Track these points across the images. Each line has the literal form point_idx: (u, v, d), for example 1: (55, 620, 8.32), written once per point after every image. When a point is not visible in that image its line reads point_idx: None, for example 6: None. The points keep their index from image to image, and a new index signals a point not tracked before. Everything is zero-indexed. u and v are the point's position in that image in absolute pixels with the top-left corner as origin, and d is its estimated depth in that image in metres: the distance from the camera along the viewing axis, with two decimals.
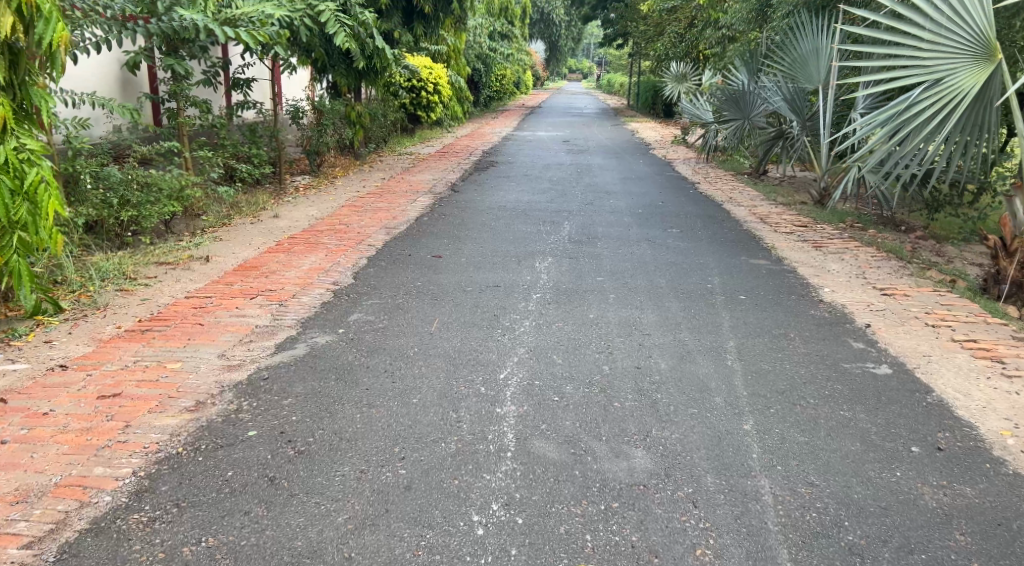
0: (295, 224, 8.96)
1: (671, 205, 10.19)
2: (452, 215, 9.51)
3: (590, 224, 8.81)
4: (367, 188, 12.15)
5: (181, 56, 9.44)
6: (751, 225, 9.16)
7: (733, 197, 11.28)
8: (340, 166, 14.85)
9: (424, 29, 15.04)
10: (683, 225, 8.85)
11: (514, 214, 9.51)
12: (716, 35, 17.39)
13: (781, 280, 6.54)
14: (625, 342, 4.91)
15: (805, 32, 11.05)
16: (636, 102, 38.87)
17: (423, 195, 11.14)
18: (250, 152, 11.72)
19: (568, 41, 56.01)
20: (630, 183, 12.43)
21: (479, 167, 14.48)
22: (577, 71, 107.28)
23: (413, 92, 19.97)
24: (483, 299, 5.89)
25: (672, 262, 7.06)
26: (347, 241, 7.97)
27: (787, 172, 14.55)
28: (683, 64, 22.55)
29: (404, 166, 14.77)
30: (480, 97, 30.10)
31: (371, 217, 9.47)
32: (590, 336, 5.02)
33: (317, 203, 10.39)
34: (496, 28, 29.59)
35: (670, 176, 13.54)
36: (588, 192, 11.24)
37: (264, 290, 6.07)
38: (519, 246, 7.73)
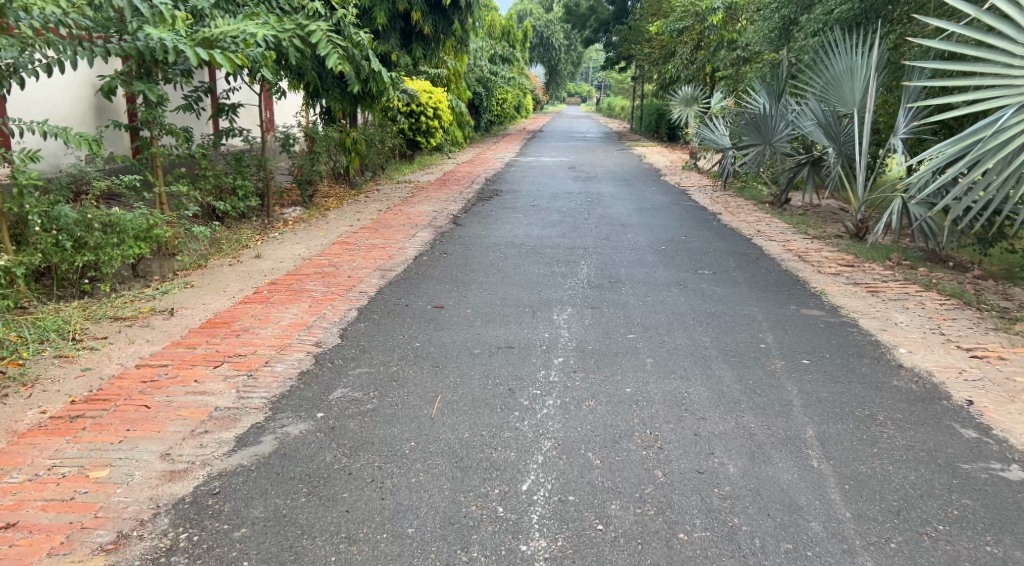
0: (279, 265, 7.96)
1: (697, 241, 9.22)
2: (455, 253, 8.53)
3: (610, 264, 7.85)
4: (361, 220, 11.16)
5: (154, 79, 8.48)
6: (790, 264, 8.17)
7: (762, 230, 10.31)
8: (333, 196, 13.89)
9: (423, 51, 14.13)
10: (715, 266, 7.88)
11: (524, 252, 8.54)
12: (731, 56, 16.49)
13: (845, 336, 5.57)
14: (677, 431, 3.90)
15: (840, 50, 10.11)
16: (639, 126, 37.98)
17: (423, 229, 10.16)
18: (234, 183, 10.77)
19: (568, 65, 55.31)
20: (647, 214, 11.46)
21: (483, 197, 13.53)
22: (577, 95, 106.79)
23: (412, 117, 19.09)
24: (495, 365, 4.90)
25: (712, 314, 6.09)
26: (336, 287, 6.98)
27: (812, 200, 13.58)
28: (693, 87, 21.69)
29: (402, 196, 13.80)
30: (481, 121, 29.21)
31: (365, 255, 8.47)
32: (633, 421, 4.00)
33: (307, 240, 9.41)
34: (496, 52, 28.78)
35: (688, 206, 12.58)
36: (602, 225, 10.27)
37: (232, 355, 5.07)
38: (533, 292, 6.75)
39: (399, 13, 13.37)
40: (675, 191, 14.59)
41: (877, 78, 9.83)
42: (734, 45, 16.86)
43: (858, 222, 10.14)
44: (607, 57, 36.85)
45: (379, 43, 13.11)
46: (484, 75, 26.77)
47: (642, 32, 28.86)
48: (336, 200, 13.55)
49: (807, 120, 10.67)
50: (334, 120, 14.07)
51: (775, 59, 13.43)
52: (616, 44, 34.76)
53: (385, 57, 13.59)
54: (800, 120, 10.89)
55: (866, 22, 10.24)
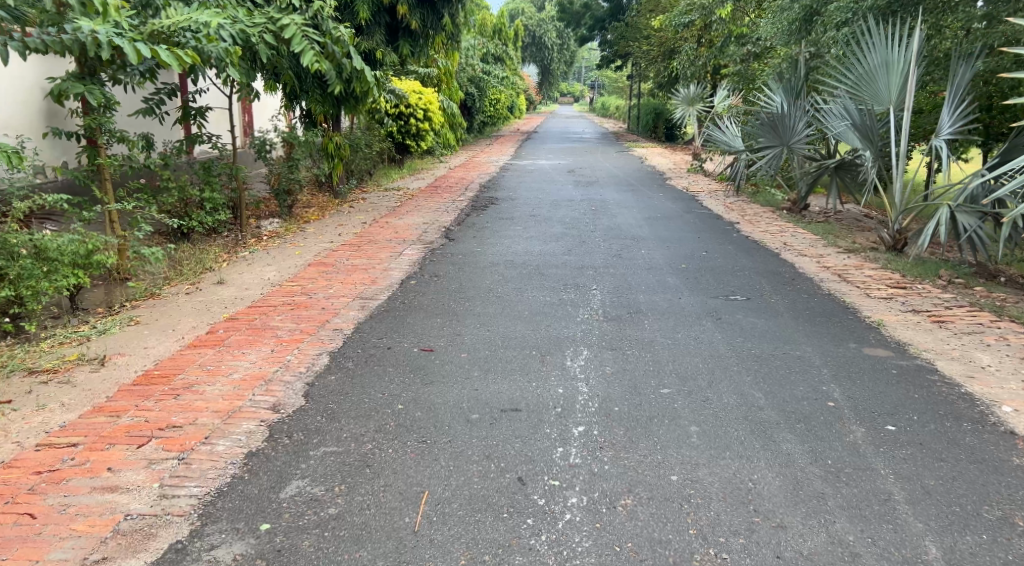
0: (243, 293, 6.89)
1: (720, 258, 8.18)
2: (447, 275, 7.47)
3: (626, 288, 6.82)
4: (344, 234, 10.10)
5: (101, 80, 7.39)
6: (832, 285, 7.15)
7: (788, 243, 9.28)
8: (315, 206, 12.82)
9: (412, 48, 13.04)
10: (748, 289, 6.85)
11: (527, 274, 7.51)
12: (740, 51, 15.47)
13: (928, 387, 4.55)
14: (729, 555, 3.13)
15: (875, 41, 9.10)
16: (636, 127, 36.94)
17: (412, 245, 9.10)
18: (201, 195, 9.72)
19: (561, 64, 54.19)
20: (658, 225, 10.43)
21: (478, 205, 12.48)
22: (570, 95, 105.72)
23: (401, 120, 18.03)
24: (499, 437, 3.86)
25: (759, 356, 5.07)
26: (306, 322, 5.90)
27: (832, 207, 12.58)
28: (697, 86, 20.74)
29: (390, 205, 12.71)
30: (474, 122, 28.11)
31: (341, 279, 7.40)
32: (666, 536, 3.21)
33: (280, 259, 8.35)
34: (488, 50, 27.71)
35: (701, 214, 11.56)
36: (611, 239, 9.24)
37: (164, 427, 3.96)
38: (540, 329, 5.68)
39: (384, 6, 12.29)
40: (684, 197, 13.56)
41: (917, 72, 8.84)
42: (743, 40, 15.83)
43: (894, 232, 9.16)
44: (602, 56, 35.81)
45: (362, 40, 12.05)
46: (476, 74, 25.72)
47: (639, 28, 27.82)
48: (318, 211, 12.49)
49: (835, 120, 9.68)
50: (315, 123, 13.00)
51: (793, 53, 12.42)
52: (612, 42, 33.70)
53: (368, 55, 12.51)
54: (828, 120, 9.90)
55: (902, 10, 9.24)
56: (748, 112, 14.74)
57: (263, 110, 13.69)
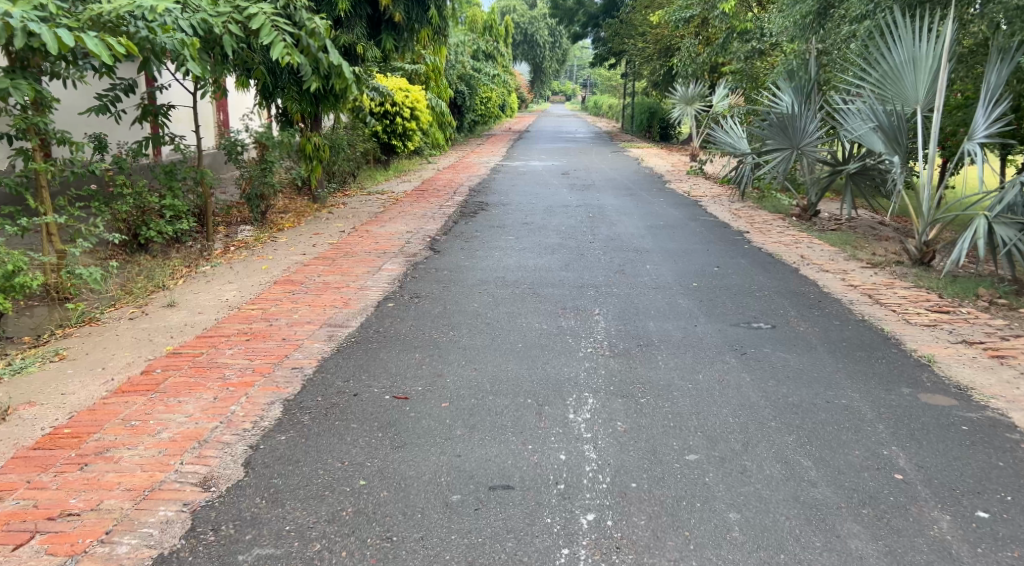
0: (195, 319, 6.03)
1: (735, 276, 7.35)
2: (429, 296, 6.63)
3: (633, 313, 6.00)
4: (318, 244, 9.22)
5: (36, 75, 6.52)
6: (865, 309, 6.32)
7: (807, 257, 8.45)
8: (291, 211, 11.95)
9: (396, 42, 12.17)
10: (771, 314, 6.04)
11: (520, 294, 6.67)
12: (745, 48, 14.66)
13: (1011, 451, 3.72)
14: None
15: (900, 35, 8.30)
16: (630, 126, 36.13)
17: (392, 259, 8.25)
18: (161, 203, 8.85)
19: (553, 62, 53.28)
20: (662, 234, 9.62)
21: (467, 211, 11.61)
22: (561, 94, 104.89)
23: (387, 119, 17.16)
24: (485, 533, 3.13)
25: (799, 404, 4.26)
26: (260, 359, 5.03)
27: (845, 214, 11.79)
28: (694, 85, 20.08)
29: (372, 211, 11.85)
30: (464, 121, 27.27)
31: (306, 300, 6.55)
32: None
33: (244, 275, 7.49)
34: (478, 47, 26.83)
35: (707, 222, 10.75)
36: (612, 252, 8.43)
37: (53, 517, 3.21)
38: (537, 367, 4.85)
39: None
40: (686, 201, 12.74)
41: (947, 68, 8.04)
42: (747, 36, 15.02)
43: (921, 243, 8.35)
44: (595, 54, 34.97)
45: (342, 33, 11.19)
46: (466, 71, 24.86)
47: (635, 25, 26.98)
48: (293, 217, 11.62)
49: (857, 122, 8.88)
50: (293, 122, 12.14)
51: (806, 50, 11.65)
52: (605, 40, 32.93)
53: (348, 49, 11.65)
54: (848, 122, 9.10)
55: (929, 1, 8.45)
56: (753, 111, 13.90)
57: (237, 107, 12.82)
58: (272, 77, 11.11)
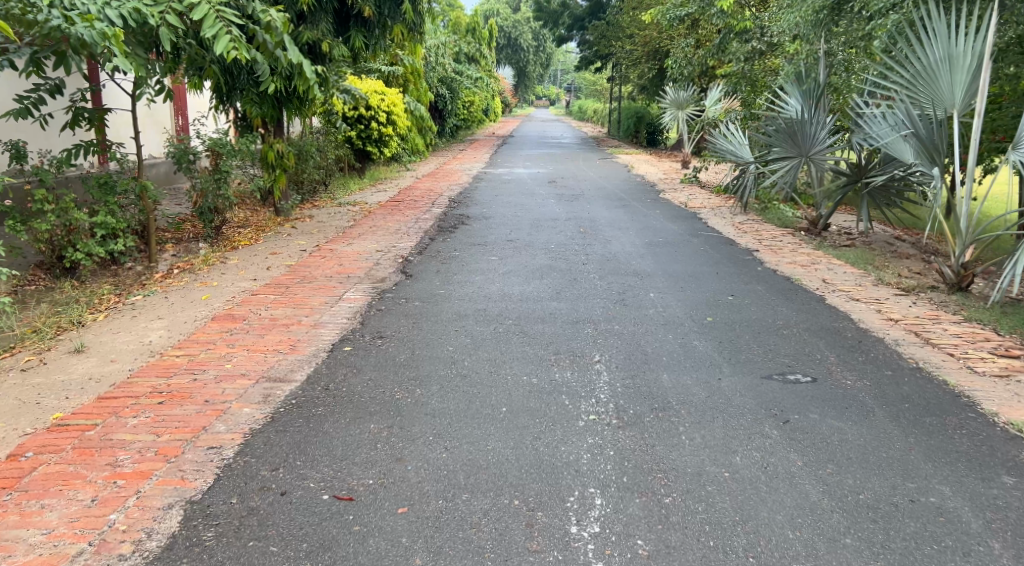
0: (105, 369, 4.95)
1: (754, 308, 6.31)
2: (392, 337, 5.52)
3: (641, 360, 4.94)
4: (273, 266, 8.11)
5: None
6: (916, 352, 5.26)
7: (831, 282, 7.39)
8: (250, 226, 10.85)
9: (365, 39, 11.08)
10: (807, 361, 4.99)
11: (504, 333, 5.59)
12: (744, 49, 13.77)
13: None
14: None
15: (932, 31, 7.21)
16: (618, 132, 35.14)
17: (356, 286, 7.16)
18: (92, 220, 7.74)
19: (538, 66, 52.19)
20: (663, 254, 8.58)
21: (445, 226, 10.51)
22: (546, 99, 103.87)
23: (361, 123, 16.02)
24: None
25: (875, 505, 3.26)
26: (167, 435, 3.92)
27: (858, 229, 10.80)
28: (686, 89, 19.37)
29: (339, 226, 10.75)
30: (446, 126, 26.24)
31: (243, 344, 5.41)
32: None
33: (178, 308, 6.37)
34: (461, 49, 25.77)
35: (710, 238, 9.72)
36: (609, 277, 7.39)
37: None
38: (523, 443, 3.75)
39: None
40: (684, 214, 11.69)
41: (989, 68, 6.95)
42: (746, 36, 14.09)
43: (957, 265, 7.24)
44: (581, 57, 33.96)
45: (304, 29, 10.10)
46: (447, 74, 23.81)
47: (623, 26, 25.96)
48: (252, 232, 10.52)
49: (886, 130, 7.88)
50: (253, 128, 11.05)
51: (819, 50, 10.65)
52: (592, 42, 31.96)
53: (311, 47, 10.58)
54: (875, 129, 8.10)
55: None
56: (753, 117, 12.96)
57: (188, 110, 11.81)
58: (229, 78, 10.08)
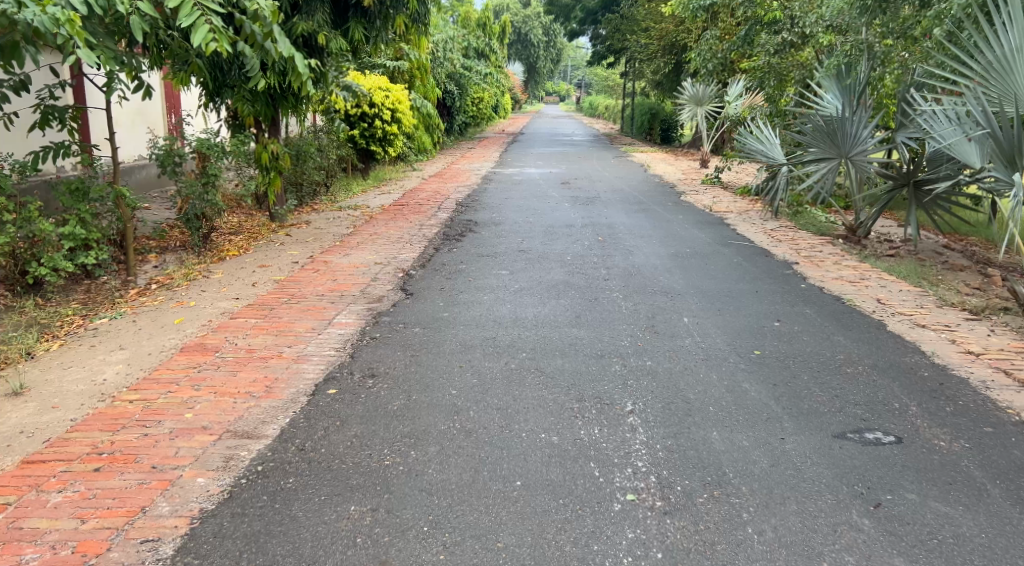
0: (40, 419, 4.13)
1: (805, 338, 5.47)
2: (386, 376, 4.70)
3: (682, 411, 4.11)
4: (259, 281, 7.28)
5: None
6: (1010, 397, 4.42)
7: (886, 304, 6.53)
8: (242, 233, 10.08)
9: (366, 31, 10.26)
10: (884, 412, 4.15)
11: (516, 371, 4.76)
12: (774, 42, 12.98)
13: None
14: None
15: (1008, 17, 6.34)
16: (630, 129, 34.27)
17: (349, 307, 6.34)
18: (57, 230, 6.92)
19: (548, 63, 51.33)
20: (692, 268, 7.73)
21: (451, 234, 9.70)
22: (556, 95, 102.86)
23: (365, 121, 15.20)
24: None
25: None
26: (93, 520, 3.17)
27: (904, 238, 9.89)
28: (703, 85, 18.64)
29: (338, 233, 9.95)
30: (454, 124, 25.41)
31: (210, 386, 4.55)
32: None
33: (144, 336, 5.51)
34: (470, 44, 24.88)
35: (743, 248, 8.87)
36: (635, 297, 6.55)
37: None
38: (541, 541, 3.03)
39: None
40: (709, 220, 10.83)
41: None
42: (776, 28, 13.29)
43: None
44: (593, 53, 33.11)
45: (298, 20, 9.31)
46: (456, 70, 22.95)
47: (637, 19, 25.09)
48: (243, 240, 9.73)
49: (948, 129, 7.00)
50: (245, 126, 10.26)
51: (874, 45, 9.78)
52: (604, 37, 31.08)
53: (307, 40, 9.77)
54: (935, 128, 7.22)
55: None
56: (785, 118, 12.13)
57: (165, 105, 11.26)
58: (218, 73, 9.27)
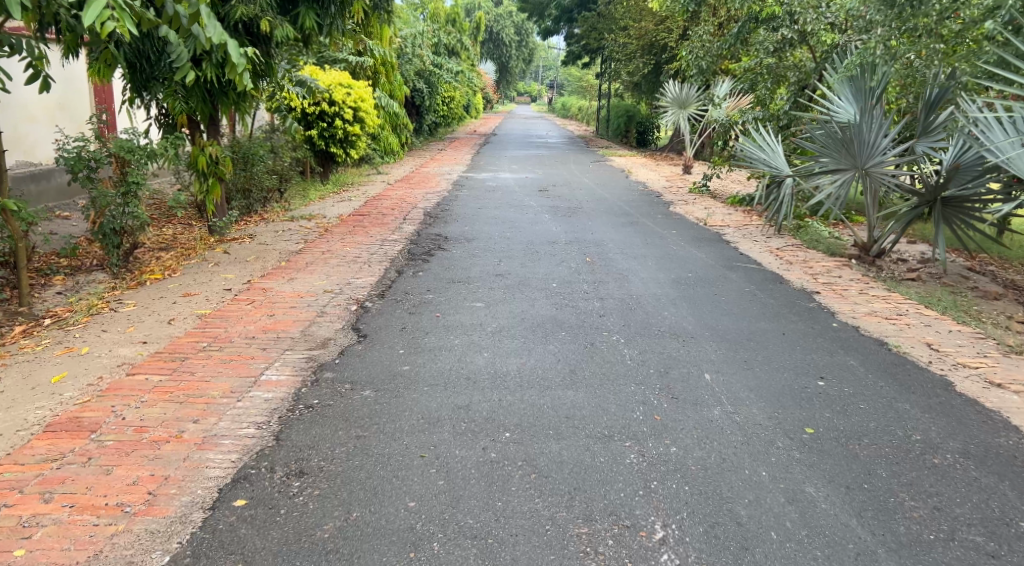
0: None
1: (861, 402, 4.30)
2: (321, 473, 3.49)
3: (735, 542, 3.07)
4: (178, 317, 6.01)
5: None
6: None
7: (943, 349, 5.35)
8: (172, 250, 8.85)
9: (319, 19, 8.94)
10: (1013, 538, 3.09)
11: (498, 466, 3.52)
12: (771, 39, 11.85)
13: None
14: None
15: None
16: (606, 131, 33.13)
17: (284, 358, 5.09)
18: None
19: (521, 63, 50.11)
20: (700, 299, 6.56)
21: (416, 253, 8.45)
22: (527, 94, 101.53)
23: (323, 121, 13.85)
24: None
25: None
26: None
27: (927, 259, 8.76)
28: (687, 86, 17.60)
29: (286, 250, 8.66)
30: (424, 124, 24.13)
31: (67, 493, 3.34)
32: None
33: (3, 406, 4.23)
34: (441, 41, 23.65)
35: (752, 272, 7.72)
36: (639, 341, 5.37)
37: None
38: None
39: None
40: (706, 236, 9.68)
41: None
42: (771, 25, 12.15)
43: None
44: (568, 51, 31.91)
45: (237, 3, 8.14)
46: (425, 67, 21.67)
47: (616, 17, 23.95)
48: (171, 259, 8.50)
49: (1006, 141, 5.99)
50: (177, 126, 9.05)
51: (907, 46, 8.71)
52: (579, 36, 29.89)
53: (248, 27, 8.59)
54: (997, 141, 6.22)
55: None
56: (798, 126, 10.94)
57: (62, 96, 9.89)
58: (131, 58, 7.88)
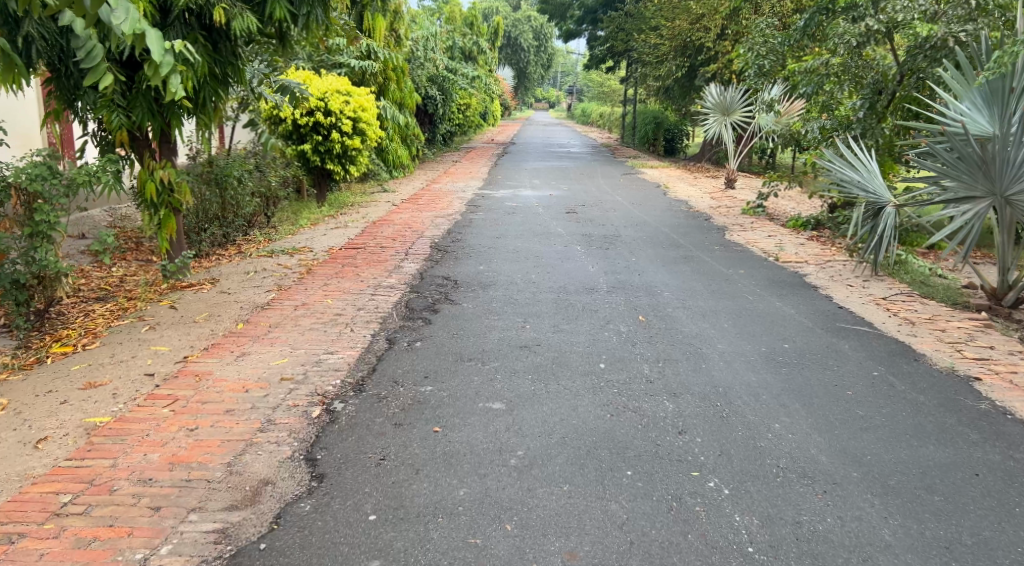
0: None
1: None
2: None
3: None
4: (52, 436, 4.05)
5: None
6: None
7: None
8: (104, 306, 6.89)
9: (293, 7, 6.98)
10: None
11: None
12: (853, 32, 9.60)
13: None
14: None
15: None
16: (631, 139, 31.12)
17: (184, 534, 3.19)
18: None
19: (540, 69, 48.17)
20: (819, 394, 4.55)
21: (415, 307, 6.49)
22: (545, 100, 99.75)
23: (319, 133, 11.87)
24: None
25: None
26: None
27: None
28: (731, 90, 15.51)
29: (252, 303, 6.74)
30: (436, 133, 22.18)
31: None
32: None
33: None
34: (456, 43, 21.64)
35: (867, 340, 5.70)
36: (753, 496, 3.39)
37: None
38: None
39: None
40: (786, 279, 7.64)
41: None
42: (850, 14, 9.93)
43: None
44: (591, 55, 29.91)
45: None
46: (438, 72, 19.64)
47: (646, 17, 21.88)
48: (99, 317, 6.59)
49: None
50: (116, 144, 7.13)
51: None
52: (604, 37, 27.85)
53: (200, 17, 6.73)
54: None
55: None
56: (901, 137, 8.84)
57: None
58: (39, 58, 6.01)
